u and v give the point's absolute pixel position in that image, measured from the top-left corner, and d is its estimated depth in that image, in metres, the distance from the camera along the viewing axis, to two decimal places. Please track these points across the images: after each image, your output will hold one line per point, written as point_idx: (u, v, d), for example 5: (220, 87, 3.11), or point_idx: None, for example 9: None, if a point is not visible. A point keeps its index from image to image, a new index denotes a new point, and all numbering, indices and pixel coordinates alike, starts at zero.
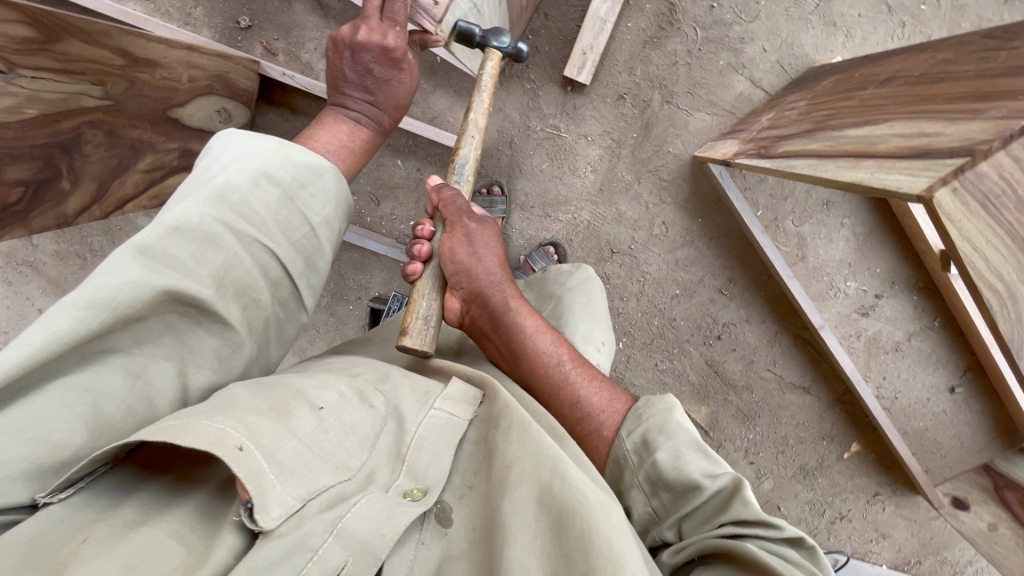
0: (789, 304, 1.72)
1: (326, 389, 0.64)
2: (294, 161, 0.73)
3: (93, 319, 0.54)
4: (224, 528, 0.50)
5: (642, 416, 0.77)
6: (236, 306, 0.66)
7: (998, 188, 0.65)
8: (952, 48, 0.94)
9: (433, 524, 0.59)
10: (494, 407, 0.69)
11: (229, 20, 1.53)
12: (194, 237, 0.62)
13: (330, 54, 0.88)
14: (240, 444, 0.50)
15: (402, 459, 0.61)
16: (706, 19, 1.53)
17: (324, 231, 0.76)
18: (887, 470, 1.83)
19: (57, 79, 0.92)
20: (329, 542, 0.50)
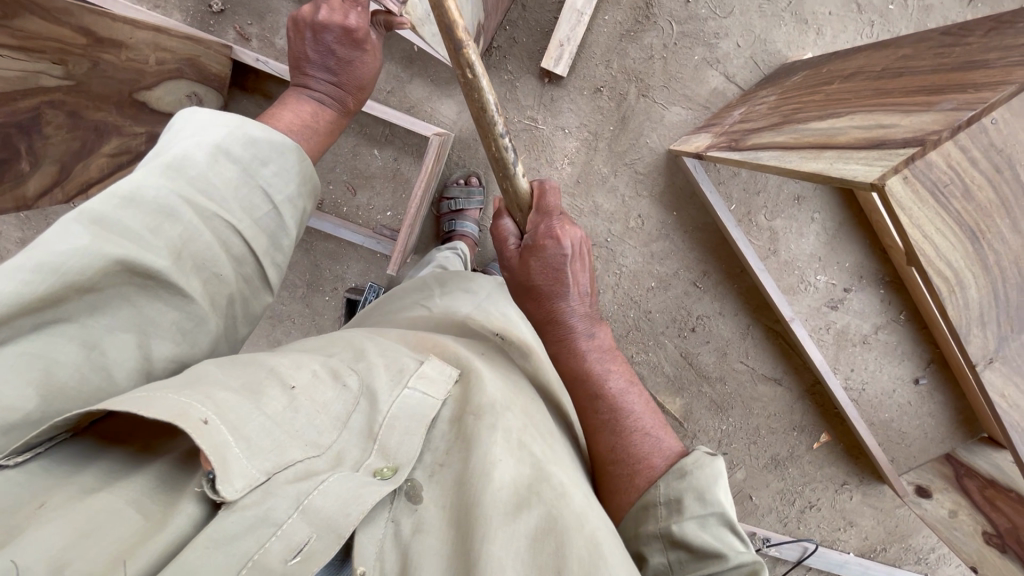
0: (761, 297, 1.76)
1: (299, 368, 0.62)
2: (256, 141, 0.72)
3: (41, 283, 0.52)
4: (184, 497, 0.49)
5: (688, 475, 0.71)
6: (196, 280, 0.65)
7: (945, 176, 0.68)
8: (913, 45, 0.97)
9: (402, 502, 0.58)
10: (471, 392, 0.68)
11: (201, 3, 1.50)
12: (148, 208, 0.61)
13: (292, 35, 0.86)
14: (203, 419, 0.49)
15: (374, 439, 0.59)
16: (681, 13, 1.54)
17: (287, 209, 0.75)
18: (854, 460, 1.88)
19: (15, 57, 0.89)
20: (293, 517, 0.48)
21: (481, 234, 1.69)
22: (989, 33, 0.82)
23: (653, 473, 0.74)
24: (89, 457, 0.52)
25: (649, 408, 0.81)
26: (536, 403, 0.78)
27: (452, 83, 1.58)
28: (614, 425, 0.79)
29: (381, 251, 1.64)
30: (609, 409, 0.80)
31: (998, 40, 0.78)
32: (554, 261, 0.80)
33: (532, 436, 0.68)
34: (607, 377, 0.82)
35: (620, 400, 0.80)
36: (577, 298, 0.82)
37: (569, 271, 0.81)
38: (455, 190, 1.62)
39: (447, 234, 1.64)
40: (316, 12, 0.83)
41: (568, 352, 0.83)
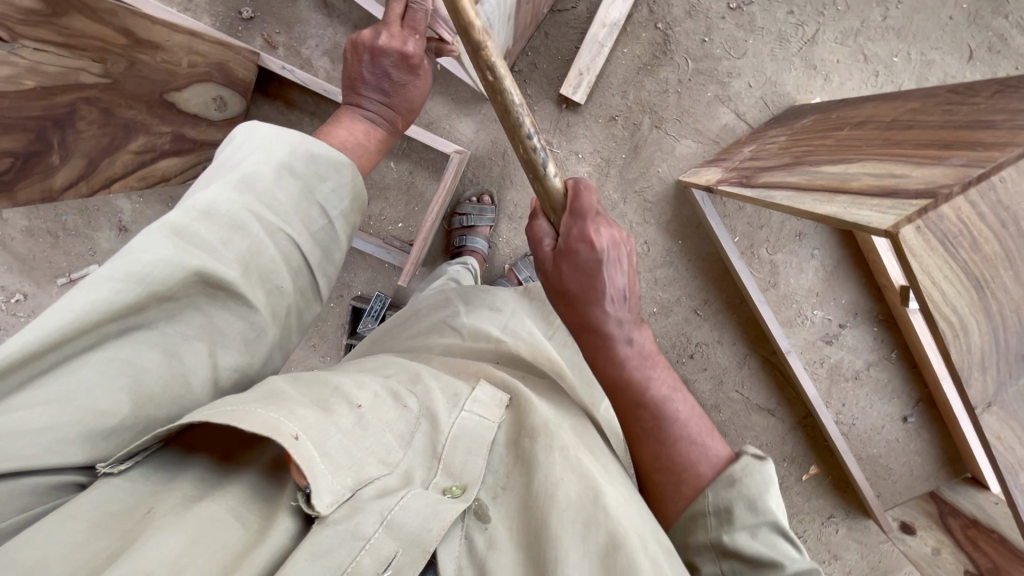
0: (759, 329, 1.80)
1: (363, 389, 0.65)
2: (316, 157, 0.73)
3: (128, 293, 0.55)
4: (280, 511, 0.52)
5: (738, 484, 0.75)
6: (261, 291, 0.67)
7: (955, 228, 0.72)
8: (921, 99, 1.02)
9: (473, 520, 0.60)
10: (524, 417, 0.71)
11: (232, 10, 1.54)
12: (223, 223, 0.63)
13: (349, 56, 0.89)
14: (295, 435, 0.52)
15: (438, 458, 0.62)
16: (697, 51, 1.60)
17: (341, 224, 0.77)
18: (842, 494, 1.90)
19: (59, 54, 0.92)
20: (380, 532, 0.51)
21: (490, 251, 1.72)
22: (995, 95, 0.87)
23: (699, 482, 0.78)
24: (179, 465, 0.56)
25: (692, 410, 0.84)
26: (582, 422, 0.81)
27: (472, 103, 1.62)
28: (658, 433, 0.81)
29: (390, 261, 1.66)
30: (653, 417, 0.82)
31: (1003, 103, 0.83)
32: (589, 265, 0.81)
33: (582, 451, 0.71)
34: (650, 381, 0.83)
35: (663, 404, 0.82)
36: (615, 302, 0.83)
37: (605, 274, 0.81)
38: (468, 207, 1.65)
39: (457, 249, 1.66)
40: (375, 35, 0.86)
41: (609, 361, 0.83)
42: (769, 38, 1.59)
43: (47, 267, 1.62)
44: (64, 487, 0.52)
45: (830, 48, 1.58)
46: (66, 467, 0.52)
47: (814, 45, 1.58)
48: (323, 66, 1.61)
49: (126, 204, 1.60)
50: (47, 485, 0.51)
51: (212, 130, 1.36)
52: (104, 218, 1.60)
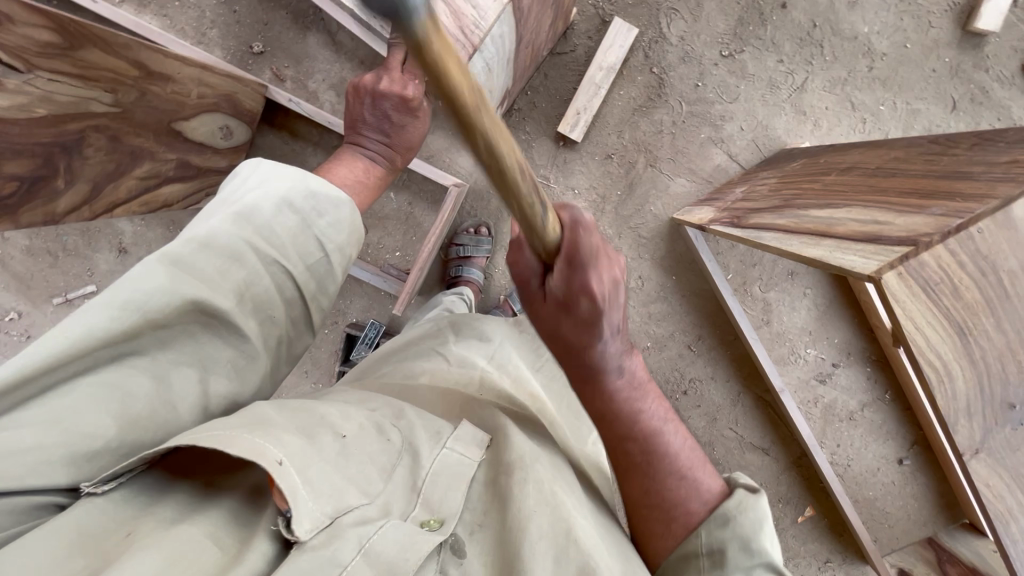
0: (753, 366, 1.82)
1: (348, 420, 0.64)
2: (316, 194, 0.74)
3: (124, 320, 0.56)
4: (258, 535, 0.51)
5: (731, 523, 0.72)
6: (253, 321, 0.68)
7: (937, 275, 0.73)
8: (904, 149, 1.06)
9: (448, 555, 0.61)
10: (501, 454, 0.72)
11: (243, 44, 1.59)
12: (221, 253, 0.65)
13: (351, 98, 0.93)
14: (280, 460, 0.52)
15: (417, 492, 0.62)
16: (691, 95, 1.65)
17: (337, 256, 0.77)
18: (838, 537, 1.90)
19: (72, 83, 0.94)
20: (356, 560, 0.51)
21: (485, 282, 1.74)
22: (973, 148, 0.90)
23: (691, 520, 0.75)
24: (165, 489, 0.55)
25: (687, 443, 0.82)
26: (560, 455, 0.81)
27: None
28: (648, 468, 0.78)
29: (386, 289, 1.67)
30: (643, 451, 0.79)
31: (982, 155, 0.86)
32: (586, 316, 0.69)
33: (560, 481, 0.73)
34: (640, 414, 0.79)
35: (656, 438, 0.79)
36: (609, 340, 0.72)
37: (603, 318, 0.70)
38: (465, 238, 1.67)
39: (453, 279, 1.68)
40: (374, 78, 0.89)
41: (600, 397, 0.78)
42: (761, 85, 1.64)
43: (45, 285, 1.63)
44: (41, 507, 0.51)
45: (818, 96, 1.63)
46: (47, 488, 0.51)
47: (804, 92, 1.63)
48: (329, 100, 1.66)
49: (127, 227, 1.62)
50: (26, 505, 0.50)
51: (216, 159, 1.40)
52: (104, 239, 1.61)
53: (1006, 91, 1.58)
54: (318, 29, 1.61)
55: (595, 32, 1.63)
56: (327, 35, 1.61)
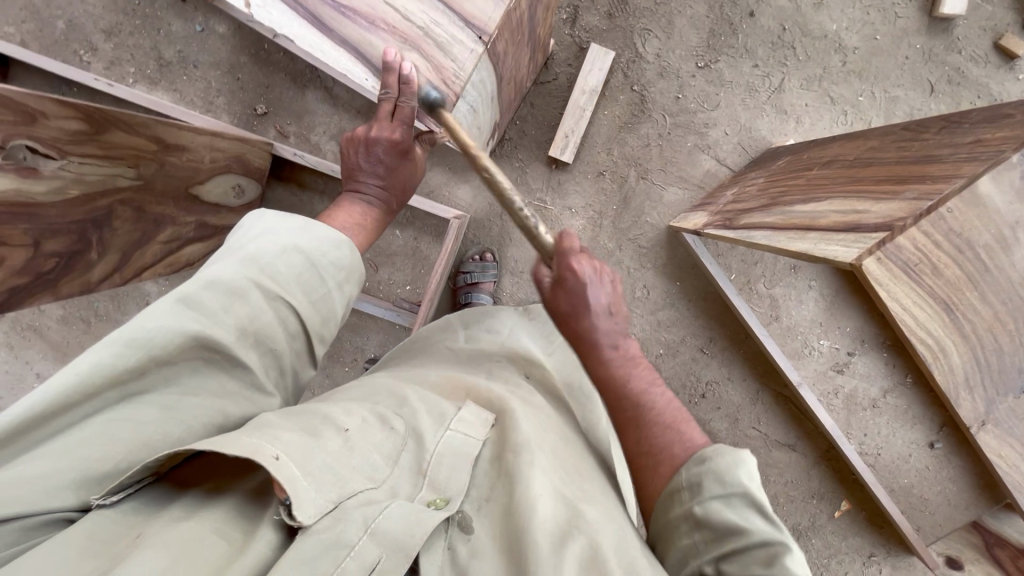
0: (768, 363, 1.86)
1: (351, 415, 0.72)
2: (318, 237, 0.81)
3: (130, 357, 0.61)
4: (263, 525, 0.57)
5: (708, 459, 0.72)
6: (254, 353, 0.74)
7: (915, 257, 0.75)
8: (879, 138, 1.10)
9: (456, 530, 0.65)
10: (506, 433, 0.77)
11: (248, 108, 1.71)
12: (224, 291, 0.70)
13: (347, 149, 0.99)
14: (275, 454, 0.57)
15: (424, 474, 0.68)
16: (673, 107, 1.70)
17: (338, 294, 0.83)
18: (877, 528, 1.94)
19: (99, 164, 1.02)
20: (363, 539, 0.55)
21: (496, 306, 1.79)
22: (942, 131, 0.93)
23: (676, 463, 0.77)
24: (170, 499, 0.62)
25: (671, 401, 0.86)
26: (566, 442, 0.85)
27: (468, 170, 1.75)
28: (638, 425, 0.84)
29: (400, 322, 1.74)
30: (634, 410, 0.85)
31: (950, 137, 0.89)
32: (575, 293, 0.88)
33: (564, 472, 0.76)
34: (630, 377, 0.88)
35: (645, 398, 0.86)
36: (602, 319, 0.89)
37: (592, 298, 0.88)
38: (471, 265, 1.74)
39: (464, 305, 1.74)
40: (369, 131, 0.94)
41: (596, 362, 0.89)
42: (739, 90, 1.69)
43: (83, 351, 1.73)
44: (50, 523, 0.56)
45: (797, 94, 1.68)
46: (60, 507, 0.56)
47: (782, 92, 1.68)
48: (331, 149, 1.76)
49: (154, 289, 1.72)
50: (33, 523, 0.54)
51: (231, 216, 1.47)
52: (133, 302, 1.71)
53: (982, 69, 1.62)
54: (315, 86, 1.71)
55: (575, 58, 1.69)
56: (324, 91, 1.72)
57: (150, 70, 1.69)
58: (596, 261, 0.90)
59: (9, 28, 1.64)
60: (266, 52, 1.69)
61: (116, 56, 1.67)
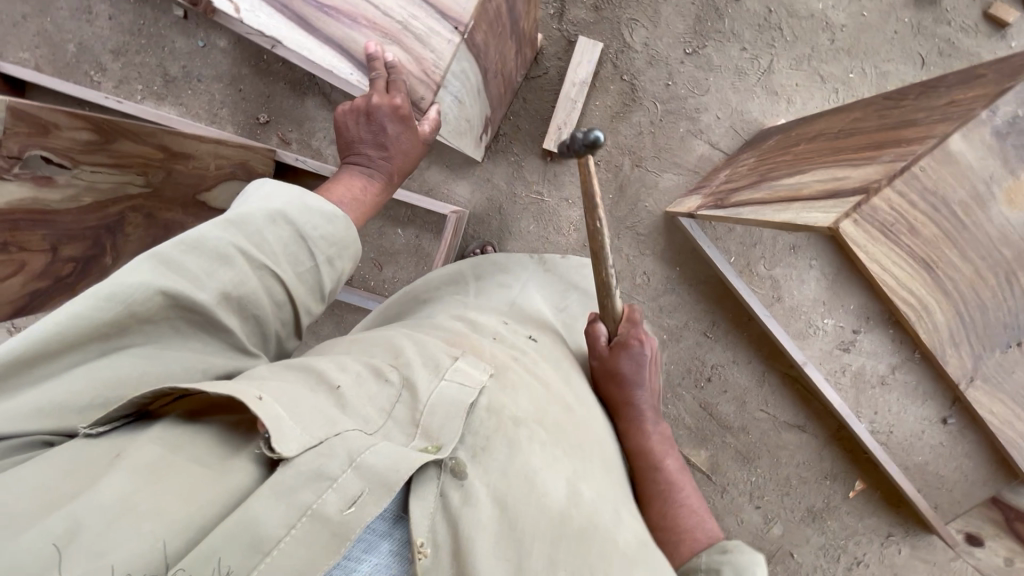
0: (772, 345, 1.87)
1: (345, 370, 0.77)
2: (309, 207, 0.85)
3: (111, 309, 0.66)
4: (246, 455, 0.61)
5: (729, 552, 0.85)
6: (236, 317, 0.78)
7: (891, 218, 0.77)
8: (862, 108, 1.11)
9: (449, 476, 0.72)
10: (500, 398, 0.84)
11: (250, 117, 1.78)
12: (209, 255, 0.74)
13: (347, 117, 0.97)
14: (258, 396, 0.62)
15: (417, 424, 0.73)
16: (664, 94, 1.72)
17: (325, 267, 0.87)
18: (894, 507, 1.94)
19: (109, 172, 1.08)
20: (348, 472, 0.60)
21: None
22: (921, 96, 0.94)
23: (696, 544, 0.93)
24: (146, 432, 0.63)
25: (695, 492, 1.02)
26: (557, 412, 0.92)
27: (465, 167, 1.78)
28: (666, 494, 1.00)
29: None
30: (663, 484, 1.02)
31: (926, 101, 0.91)
32: (636, 357, 1.09)
33: (563, 454, 0.84)
34: (663, 457, 1.05)
35: (675, 477, 1.03)
36: (646, 392, 1.10)
37: (644, 369, 1.10)
38: None
39: None
40: (377, 112, 0.91)
41: (637, 435, 1.07)
42: (728, 73, 1.71)
43: None
44: (31, 445, 0.60)
45: (787, 74, 1.69)
46: (46, 432, 0.61)
47: (771, 73, 1.70)
48: (332, 153, 1.81)
49: None
50: (12, 446, 0.59)
51: None
52: None
53: (973, 39, 1.62)
54: (314, 93, 1.77)
55: (564, 52, 1.72)
56: (322, 97, 1.77)
57: (156, 86, 1.76)
58: (650, 346, 1.13)
59: (24, 54, 1.73)
60: (266, 63, 1.75)
61: (124, 74, 1.75)
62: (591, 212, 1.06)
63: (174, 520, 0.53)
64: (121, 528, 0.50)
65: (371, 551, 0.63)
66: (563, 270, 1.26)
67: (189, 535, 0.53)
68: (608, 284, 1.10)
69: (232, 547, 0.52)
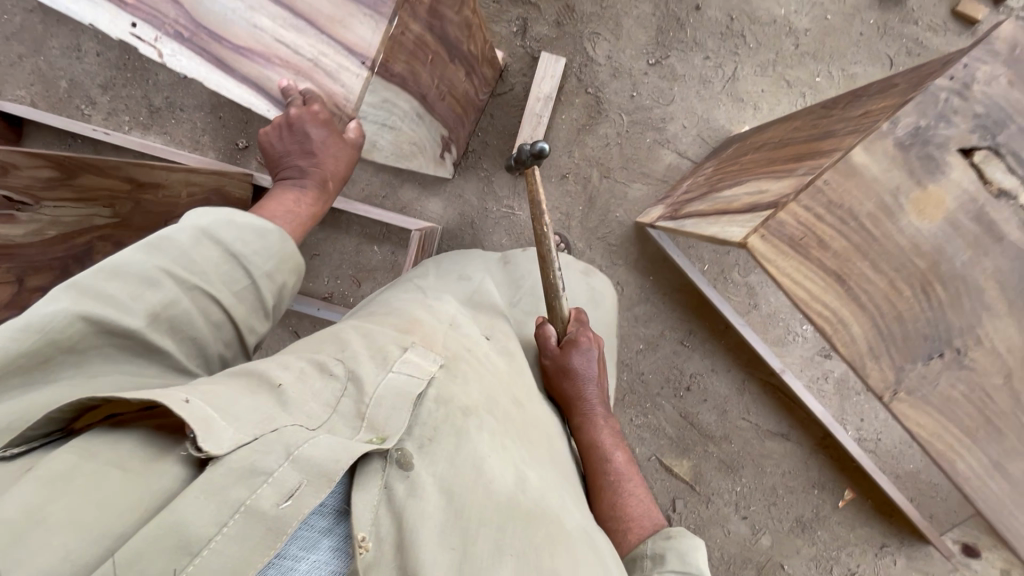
0: (751, 352, 1.85)
1: (288, 367, 0.74)
2: (240, 224, 0.86)
3: (27, 338, 0.61)
4: (172, 459, 0.57)
5: (673, 538, 0.87)
6: (173, 339, 0.76)
7: (799, 232, 0.77)
8: (801, 118, 1.11)
9: (394, 468, 0.70)
10: (446, 386, 0.82)
11: (230, 142, 1.85)
12: (133, 280, 0.72)
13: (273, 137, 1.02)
14: (185, 397, 0.57)
15: (363, 416, 0.70)
16: (629, 105, 1.73)
17: (263, 281, 0.88)
18: (887, 517, 1.88)
19: (73, 207, 1.14)
20: (284, 466, 0.57)
21: None
22: (846, 106, 0.94)
23: (642, 532, 0.93)
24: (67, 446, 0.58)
25: (642, 486, 1.03)
26: (512, 411, 0.90)
27: (437, 184, 1.82)
28: (616, 487, 1.01)
29: None
30: (614, 478, 1.02)
31: (848, 112, 0.91)
32: (582, 360, 1.07)
33: (512, 445, 0.82)
34: (611, 452, 1.05)
35: (622, 472, 1.03)
36: (594, 391, 1.09)
37: (591, 369, 1.09)
38: None
39: None
40: (295, 118, 0.87)
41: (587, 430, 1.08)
42: (693, 83, 1.71)
43: None
44: None
45: (752, 81, 1.69)
46: None
47: (736, 81, 1.70)
48: None
49: None
50: None
51: None
52: None
53: (941, 38, 1.61)
54: None
55: (528, 68, 1.75)
56: None
57: (142, 117, 1.84)
58: (597, 347, 1.12)
59: (21, 91, 1.84)
60: None
61: (112, 107, 1.84)
62: (537, 216, 1.13)
63: (84, 537, 0.49)
64: (24, 550, 0.46)
65: (311, 549, 0.60)
66: (524, 261, 1.26)
67: (97, 555, 0.49)
68: (554, 283, 1.10)
69: (152, 555, 0.49)
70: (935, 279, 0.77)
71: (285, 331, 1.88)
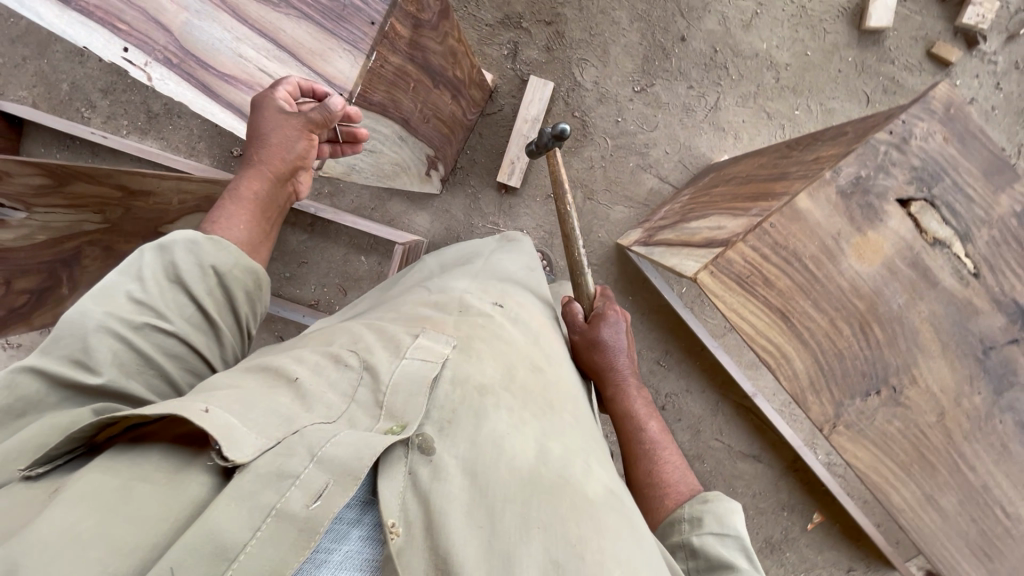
0: (726, 374, 1.89)
1: (303, 363, 0.74)
2: (168, 245, 0.83)
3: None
4: (197, 469, 0.57)
5: (711, 501, 0.90)
6: (138, 380, 0.75)
7: (747, 271, 0.82)
8: (767, 155, 1.16)
9: (417, 454, 0.68)
10: (461, 363, 0.80)
11: (226, 150, 1.89)
12: (79, 332, 0.72)
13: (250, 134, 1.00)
14: (205, 408, 0.58)
15: (380, 407, 0.69)
16: (614, 130, 1.78)
17: (207, 298, 0.85)
18: (854, 541, 1.91)
19: (64, 212, 1.19)
20: (310, 467, 0.57)
21: None
22: (805, 147, 0.99)
23: (679, 497, 0.96)
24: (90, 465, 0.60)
25: (678, 454, 1.04)
26: (542, 384, 0.85)
27: (424, 199, 1.86)
28: (651, 455, 1.03)
29: None
30: (649, 448, 1.03)
31: (804, 154, 0.95)
32: (609, 334, 1.10)
33: (533, 417, 0.78)
34: (644, 424, 1.06)
35: (657, 444, 1.04)
36: (626, 362, 1.10)
37: (620, 341, 1.10)
38: None
39: None
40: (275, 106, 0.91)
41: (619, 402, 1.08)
42: (676, 111, 1.76)
43: None
44: None
45: (733, 111, 1.75)
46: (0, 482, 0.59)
47: (718, 110, 1.75)
48: None
49: None
50: None
51: None
52: None
53: (917, 77, 1.68)
54: None
55: (517, 90, 1.80)
56: None
57: (140, 122, 1.89)
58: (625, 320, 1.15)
59: (23, 93, 1.89)
60: None
61: (111, 111, 1.89)
62: (559, 197, 1.20)
63: (119, 554, 0.49)
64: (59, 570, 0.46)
65: (342, 540, 0.59)
66: (527, 246, 1.24)
67: (136, 569, 0.49)
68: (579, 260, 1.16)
69: (193, 561, 0.49)
70: (872, 318, 0.85)
71: (271, 336, 1.91)
